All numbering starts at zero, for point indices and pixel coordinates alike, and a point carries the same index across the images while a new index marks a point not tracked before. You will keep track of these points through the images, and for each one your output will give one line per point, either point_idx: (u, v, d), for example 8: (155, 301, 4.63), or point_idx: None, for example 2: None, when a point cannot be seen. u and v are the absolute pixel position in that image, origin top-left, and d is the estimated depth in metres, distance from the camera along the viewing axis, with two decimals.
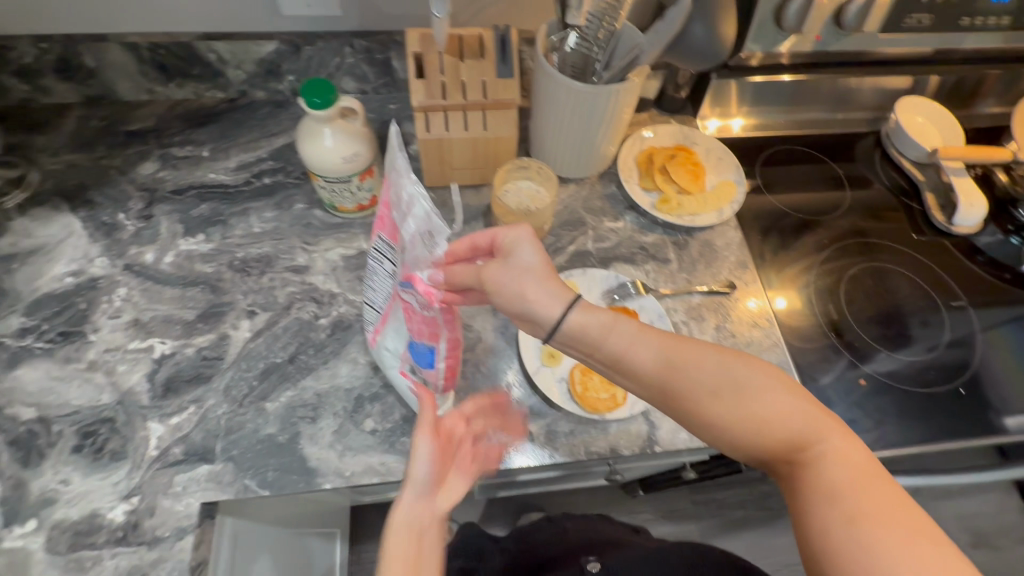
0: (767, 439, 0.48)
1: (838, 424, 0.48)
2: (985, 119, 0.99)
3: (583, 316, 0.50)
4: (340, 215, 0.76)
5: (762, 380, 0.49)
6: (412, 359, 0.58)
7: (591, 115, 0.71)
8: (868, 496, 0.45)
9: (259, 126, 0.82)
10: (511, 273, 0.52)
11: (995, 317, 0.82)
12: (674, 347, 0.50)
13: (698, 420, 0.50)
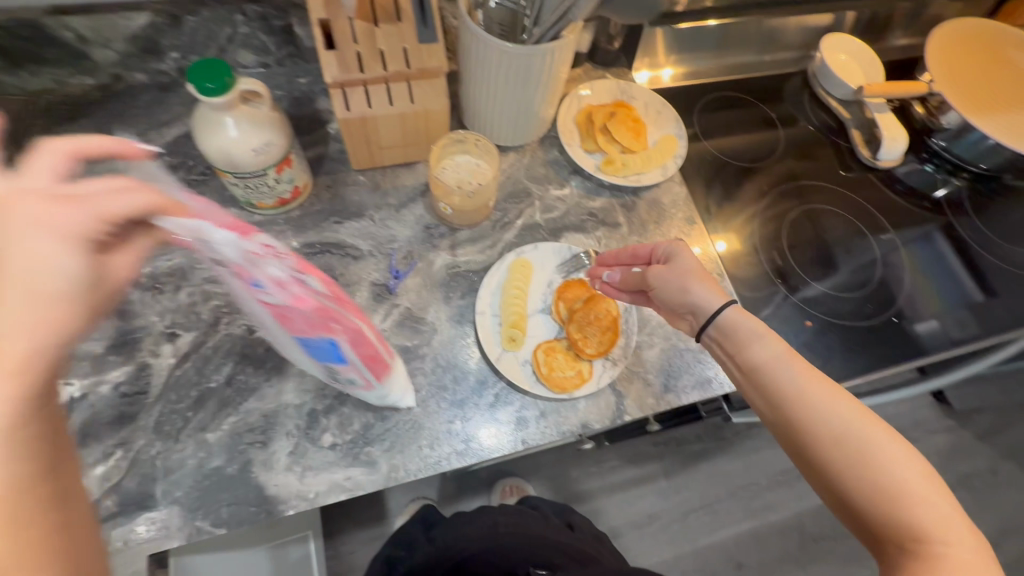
0: (884, 507, 0.43)
1: (975, 543, 0.41)
2: (896, 52, 1.02)
3: (732, 317, 0.53)
4: (260, 212, 0.68)
5: (901, 452, 0.44)
6: (319, 358, 0.50)
7: (526, 78, 0.65)
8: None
9: (146, 117, 0.71)
10: (676, 272, 0.57)
11: (908, 236, 0.88)
12: (818, 382, 0.48)
13: (812, 457, 0.47)
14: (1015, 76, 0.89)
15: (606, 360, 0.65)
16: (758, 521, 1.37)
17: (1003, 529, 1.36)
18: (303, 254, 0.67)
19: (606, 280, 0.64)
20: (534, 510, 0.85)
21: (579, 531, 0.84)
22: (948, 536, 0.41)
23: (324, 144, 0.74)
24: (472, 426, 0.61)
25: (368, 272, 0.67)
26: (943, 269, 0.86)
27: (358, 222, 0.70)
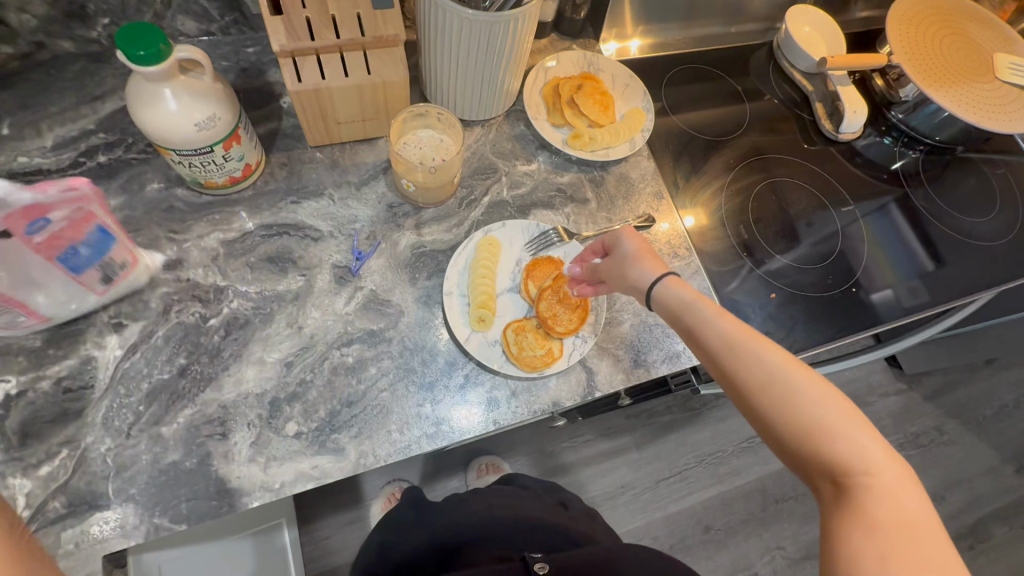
0: (809, 447, 0.44)
1: (900, 471, 0.42)
2: (857, 24, 1.03)
3: (666, 289, 0.54)
4: (209, 192, 0.64)
5: (820, 392, 0.45)
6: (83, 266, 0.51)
7: (489, 49, 0.63)
8: (905, 547, 0.39)
9: (76, 90, 0.65)
10: (617, 263, 0.59)
11: (866, 209, 0.90)
12: (742, 333, 0.48)
13: (745, 407, 0.48)
14: (968, 47, 0.91)
15: (577, 338, 0.64)
16: (724, 486, 1.43)
17: (947, 482, 1.46)
18: (258, 236, 0.64)
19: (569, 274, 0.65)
20: (525, 489, 0.80)
21: (574, 510, 0.79)
22: (871, 467, 0.42)
23: (277, 119, 0.70)
24: (442, 408, 0.60)
25: (329, 254, 0.65)
26: (897, 238, 0.88)
27: (317, 202, 0.67)
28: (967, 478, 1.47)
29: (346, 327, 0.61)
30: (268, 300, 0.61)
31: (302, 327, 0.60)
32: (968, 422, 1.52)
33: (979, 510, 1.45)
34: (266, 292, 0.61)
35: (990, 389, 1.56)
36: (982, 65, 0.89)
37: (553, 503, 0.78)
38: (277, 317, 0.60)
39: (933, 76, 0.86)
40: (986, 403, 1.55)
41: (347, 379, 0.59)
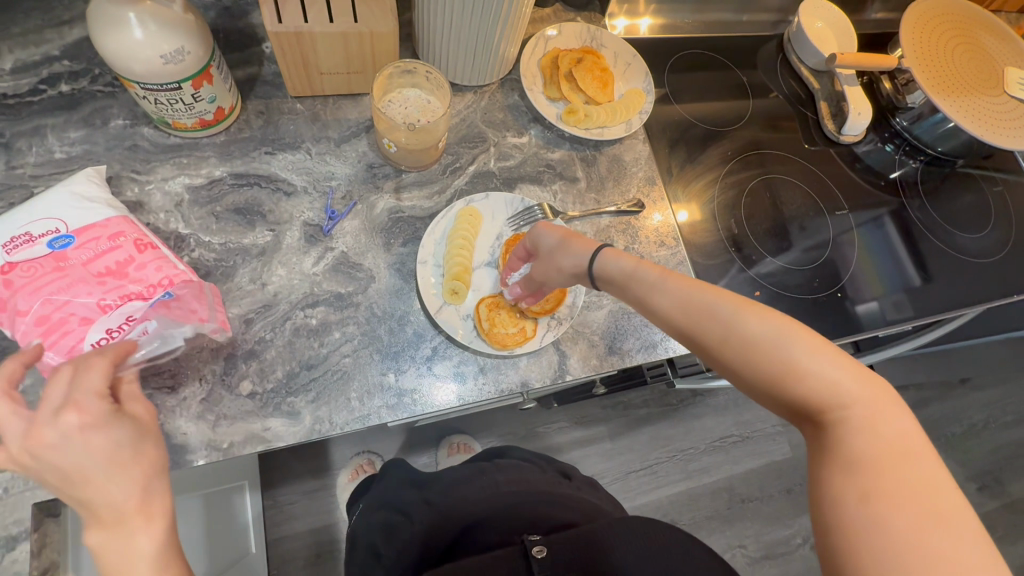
0: (781, 393, 0.42)
1: (875, 394, 0.40)
2: (871, 26, 1.00)
3: (606, 262, 0.51)
4: (177, 133, 0.60)
5: (781, 332, 0.42)
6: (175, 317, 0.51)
7: (487, 9, 0.59)
8: (890, 477, 0.37)
9: (42, 10, 0.61)
10: (546, 259, 0.56)
11: (861, 216, 0.89)
12: (692, 290, 0.46)
13: (713, 363, 0.47)
14: (979, 59, 0.88)
15: (550, 320, 0.62)
16: (693, 482, 1.43)
17: None
18: (228, 184, 0.61)
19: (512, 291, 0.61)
20: (527, 461, 0.79)
21: (576, 480, 0.78)
22: (845, 399, 0.40)
23: (258, 64, 0.66)
24: (406, 380, 0.57)
25: (301, 210, 0.62)
26: (888, 251, 0.87)
27: (293, 154, 0.64)
28: None
29: (313, 288, 0.59)
30: (232, 253, 0.58)
31: (265, 284, 0.58)
32: (937, 437, 1.54)
33: None
34: (230, 244, 0.58)
35: (963, 408, 1.58)
36: (991, 78, 0.87)
37: (555, 473, 0.77)
38: (240, 271, 0.58)
39: (941, 83, 0.84)
40: (957, 421, 1.57)
41: (308, 341, 0.57)
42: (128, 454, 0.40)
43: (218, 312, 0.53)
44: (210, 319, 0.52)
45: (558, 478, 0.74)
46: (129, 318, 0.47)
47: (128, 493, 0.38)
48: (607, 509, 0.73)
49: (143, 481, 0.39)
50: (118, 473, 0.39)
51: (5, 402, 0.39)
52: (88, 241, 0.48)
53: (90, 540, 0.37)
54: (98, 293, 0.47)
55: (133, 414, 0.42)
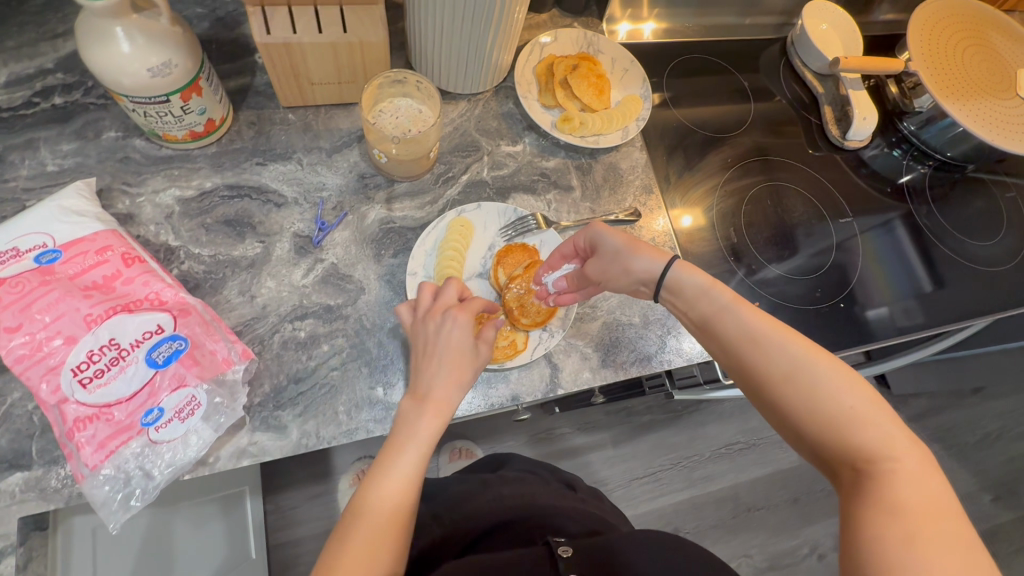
0: (830, 433, 0.44)
1: (921, 454, 0.42)
2: (878, 28, 0.98)
3: (680, 275, 0.53)
4: (169, 145, 0.61)
5: (846, 380, 0.44)
6: (182, 357, 0.49)
7: (477, 18, 0.58)
8: (935, 531, 0.38)
9: (37, 25, 0.62)
10: (610, 259, 0.56)
11: (870, 222, 0.87)
12: (764, 323, 0.48)
13: (763, 394, 0.48)
14: (990, 61, 0.86)
15: (543, 332, 0.61)
16: (697, 491, 1.41)
17: None
18: (219, 196, 0.61)
19: (554, 290, 0.60)
20: (533, 472, 0.78)
21: (580, 491, 0.78)
22: (894, 453, 0.42)
23: (250, 74, 0.66)
24: (394, 393, 0.57)
25: (291, 222, 0.61)
26: (899, 257, 0.85)
27: (284, 165, 0.64)
28: None
29: (302, 300, 0.58)
30: (222, 265, 0.58)
31: (254, 296, 0.57)
32: (950, 447, 1.51)
33: None
34: (219, 256, 0.58)
35: (977, 416, 1.54)
36: (1003, 80, 0.84)
37: (560, 485, 0.76)
38: (229, 283, 0.57)
39: (949, 87, 0.82)
40: (970, 430, 1.53)
41: (297, 354, 0.56)
42: (414, 424, 0.49)
43: (233, 343, 0.52)
44: (225, 351, 0.51)
45: (562, 488, 0.74)
46: (112, 342, 0.46)
47: (409, 460, 0.47)
48: (614, 522, 0.72)
49: (420, 453, 0.48)
50: (408, 444, 0.48)
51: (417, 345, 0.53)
52: (75, 255, 0.48)
53: (401, 405, 0.50)
54: (84, 308, 0.46)
55: (448, 387, 0.51)
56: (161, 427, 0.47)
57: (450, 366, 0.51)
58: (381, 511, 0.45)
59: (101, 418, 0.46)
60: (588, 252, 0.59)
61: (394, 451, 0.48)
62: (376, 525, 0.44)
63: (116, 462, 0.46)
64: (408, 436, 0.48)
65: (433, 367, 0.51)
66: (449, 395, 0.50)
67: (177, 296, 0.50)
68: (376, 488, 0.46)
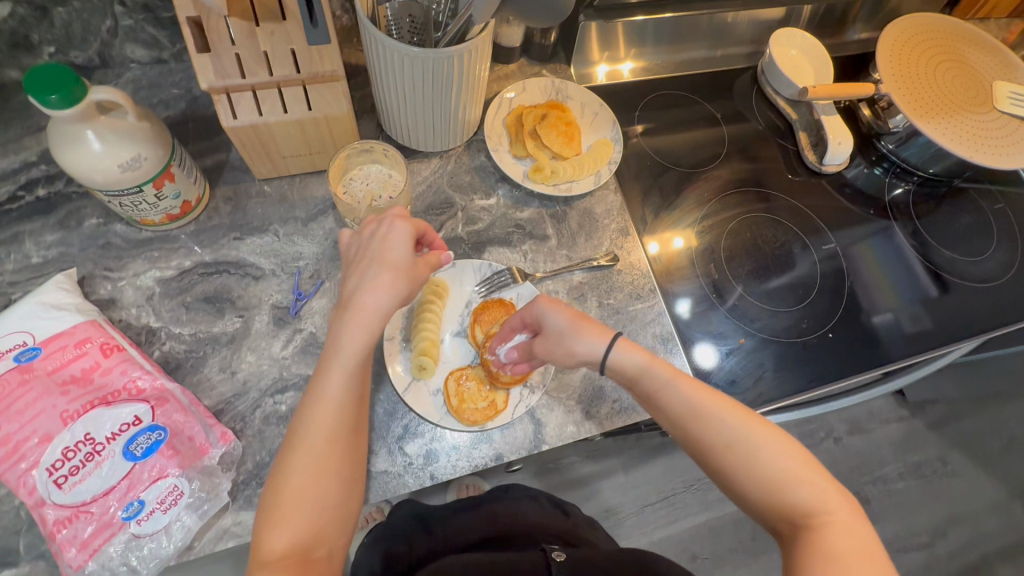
0: (772, 494, 0.49)
1: (848, 504, 0.49)
2: (851, 47, 0.98)
3: (620, 356, 0.54)
4: (149, 228, 0.62)
5: (780, 445, 0.50)
6: (156, 446, 0.49)
7: (436, 85, 0.60)
8: (865, 573, 0.44)
9: (21, 120, 0.65)
10: (555, 341, 0.55)
11: (862, 232, 0.86)
12: (703, 396, 0.52)
13: (708, 461, 0.52)
14: (963, 75, 0.85)
15: (522, 390, 0.61)
16: (713, 514, 1.38)
17: (948, 517, 1.40)
18: (197, 274, 0.62)
19: (506, 359, 0.59)
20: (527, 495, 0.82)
21: (575, 517, 0.80)
22: (828, 508, 0.48)
23: (225, 150, 0.68)
24: (377, 462, 0.57)
25: (269, 293, 0.62)
26: (900, 262, 0.85)
27: (261, 238, 0.65)
28: (970, 513, 1.41)
29: (281, 372, 0.58)
30: (202, 343, 0.59)
31: (235, 372, 0.58)
32: (974, 453, 1.46)
33: (982, 547, 1.39)
34: (199, 334, 0.59)
35: (999, 420, 1.49)
36: (978, 94, 0.84)
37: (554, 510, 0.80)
38: (209, 361, 0.58)
39: (923, 105, 0.82)
40: (993, 433, 1.47)
41: (279, 429, 0.56)
42: (337, 340, 0.47)
43: (212, 427, 0.52)
44: (203, 437, 0.52)
45: (556, 514, 0.78)
46: (87, 437, 0.48)
47: (343, 370, 0.46)
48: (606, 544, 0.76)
49: (351, 365, 0.47)
50: (336, 354, 0.47)
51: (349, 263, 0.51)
52: (55, 351, 0.50)
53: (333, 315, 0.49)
54: (61, 404, 0.48)
55: (377, 290, 0.47)
56: (142, 520, 0.48)
57: (390, 279, 0.48)
58: (317, 442, 0.45)
59: (81, 517, 0.46)
60: (534, 327, 0.58)
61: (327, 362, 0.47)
62: (316, 459, 0.45)
63: (101, 559, 0.47)
64: (337, 344, 0.47)
65: (357, 275, 0.49)
66: (376, 305, 0.47)
67: (153, 383, 0.51)
68: (307, 422, 0.46)
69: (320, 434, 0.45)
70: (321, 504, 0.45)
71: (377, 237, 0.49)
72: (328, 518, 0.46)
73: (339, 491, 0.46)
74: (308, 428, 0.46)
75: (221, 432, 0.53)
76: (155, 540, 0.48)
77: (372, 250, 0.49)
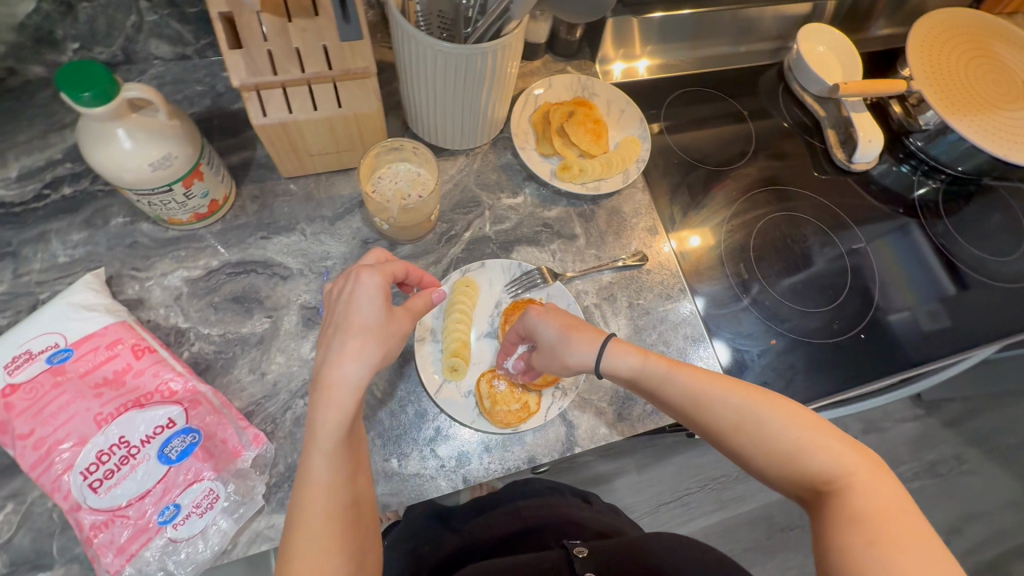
0: (789, 467, 0.48)
1: (871, 461, 0.47)
2: (877, 42, 0.97)
3: (613, 361, 0.55)
4: (176, 227, 0.62)
5: (787, 417, 0.49)
6: (189, 450, 0.49)
7: (468, 81, 0.59)
8: (896, 531, 0.43)
9: (45, 117, 0.64)
10: (548, 354, 0.56)
11: (881, 228, 0.85)
12: (700, 382, 0.52)
13: (722, 444, 0.52)
14: (994, 72, 0.84)
15: (555, 390, 0.60)
16: (728, 513, 1.37)
17: (965, 515, 1.39)
18: (225, 274, 0.61)
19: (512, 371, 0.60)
20: (548, 485, 0.82)
21: (598, 505, 0.80)
22: (848, 469, 0.47)
23: (251, 148, 0.67)
24: (409, 465, 0.56)
25: (297, 293, 0.61)
26: (917, 258, 0.84)
27: (288, 237, 0.64)
28: (986, 512, 1.40)
29: (312, 373, 0.58)
30: (231, 344, 0.58)
31: (265, 373, 0.57)
32: (991, 451, 1.44)
33: (998, 545, 1.38)
34: (229, 335, 0.59)
35: (1016, 419, 1.47)
36: (1009, 91, 0.83)
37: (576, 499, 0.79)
38: (239, 362, 0.57)
39: (955, 102, 0.80)
40: (1011, 431, 1.46)
41: None
42: (326, 381, 0.44)
43: (245, 429, 0.52)
44: (236, 440, 0.51)
45: (578, 501, 0.76)
46: (121, 440, 0.47)
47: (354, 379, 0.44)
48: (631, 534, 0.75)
49: (351, 392, 0.44)
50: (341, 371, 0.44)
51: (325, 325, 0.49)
52: (87, 352, 0.49)
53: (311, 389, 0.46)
54: (95, 407, 0.47)
55: (360, 345, 0.45)
56: (179, 525, 0.47)
57: (362, 344, 0.45)
58: (316, 506, 0.43)
59: (117, 521, 0.46)
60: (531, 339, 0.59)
61: (324, 390, 0.44)
62: (323, 520, 0.42)
63: (138, 564, 0.46)
64: (331, 376, 0.44)
65: (328, 336, 0.46)
66: (346, 377, 0.44)
67: (186, 385, 0.51)
68: (305, 488, 0.43)
69: (313, 520, 0.42)
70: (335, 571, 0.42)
71: (347, 297, 0.47)
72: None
73: (347, 574, 0.43)
74: (307, 490, 0.43)
75: (254, 434, 0.52)
76: (191, 546, 0.48)
77: (345, 304, 0.47)
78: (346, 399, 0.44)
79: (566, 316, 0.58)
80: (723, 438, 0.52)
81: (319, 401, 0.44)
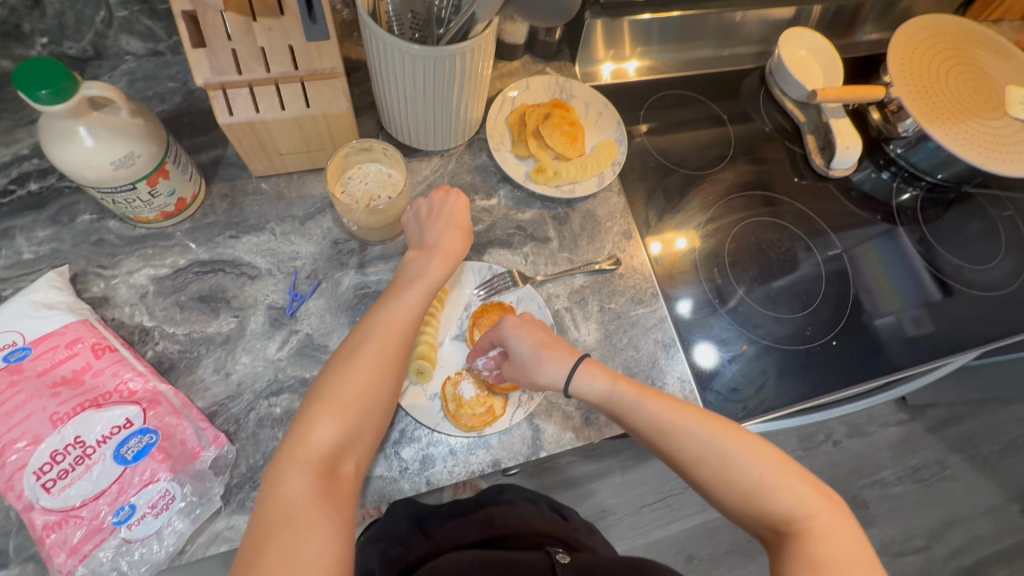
0: (750, 503, 0.50)
1: (828, 504, 0.50)
2: (862, 47, 0.96)
3: (582, 385, 0.55)
4: (143, 225, 0.61)
5: (753, 454, 0.51)
6: (147, 450, 0.49)
7: (438, 83, 0.58)
8: (846, 575, 0.46)
9: (14, 111, 0.63)
10: (518, 369, 0.56)
11: (869, 233, 0.85)
12: (669, 411, 0.53)
13: (685, 473, 0.53)
14: (975, 79, 0.84)
15: (520, 396, 0.60)
16: (710, 514, 1.37)
17: (946, 521, 1.40)
18: (192, 272, 0.61)
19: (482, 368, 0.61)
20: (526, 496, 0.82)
21: (574, 521, 0.80)
22: (808, 511, 0.49)
23: (222, 145, 0.67)
24: (375, 466, 0.56)
25: (265, 293, 0.61)
26: (904, 264, 0.84)
27: (257, 237, 0.64)
28: (966, 517, 1.41)
29: (276, 374, 0.57)
30: (196, 343, 0.58)
31: (229, 373, 0.57)
32: (972, 457, 1.45)
33: (978, 551, 1.39)
34: (194, 334, 0.58)
35: (999, 424, 1.48)
36: (989, 99, 0.82)
37: (553, 513, 0.79)
38: (203, 362, 0.57)
39: (933, 109, 0.80)
40: (993, 437, 1.46)
41: (273, 432, 0.55)
42: (444, 245, 0.56)
43: (204, 430, 0.52)
44: (197, 440, 0.51)
45: (554, 517, 0.77)
46: (77, 440, 0.47)
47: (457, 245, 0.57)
48: (603, 553, 0.75)
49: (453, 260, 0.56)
50: (458, 242, 0.57)
51: (411, 218, 0.60)
52: (44, 351, 0.49)
53: (411, 253, 0.56)
54: (51, 407, 0.47)
55: (462, 226, 0.58)
56: (133, 525, 0.47)
57: (440, 257, 0.55)
58: (390, 331, 0.51)
59: (70, 522, 0.46)
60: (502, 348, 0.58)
61: (429, 251, 0.56)
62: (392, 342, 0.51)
63: (91, 564, 0.46)
64: (436, 242, 0.56)
65: (437, 218, 0.58)
66: (458, 249, 0.57)
67: (145, 386, 0.51)
68: (384, 320, 0.52)
69: (387, 337, 0.50)
70: (378, 400, 0.49)
71: (425, 216, 0.58)
72: (381, 407, 0.49)
73: (388, 397, 0.50)
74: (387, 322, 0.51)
75: (214, 435, 0.52)
76: (146, 547, 0.47)
77: (443, 202, 0.58)
78: (451, 263, 0.56)
79: (541, 332, 0.57)
80: (686, 468, 0.53)
81: (431, 256, 0.55)
